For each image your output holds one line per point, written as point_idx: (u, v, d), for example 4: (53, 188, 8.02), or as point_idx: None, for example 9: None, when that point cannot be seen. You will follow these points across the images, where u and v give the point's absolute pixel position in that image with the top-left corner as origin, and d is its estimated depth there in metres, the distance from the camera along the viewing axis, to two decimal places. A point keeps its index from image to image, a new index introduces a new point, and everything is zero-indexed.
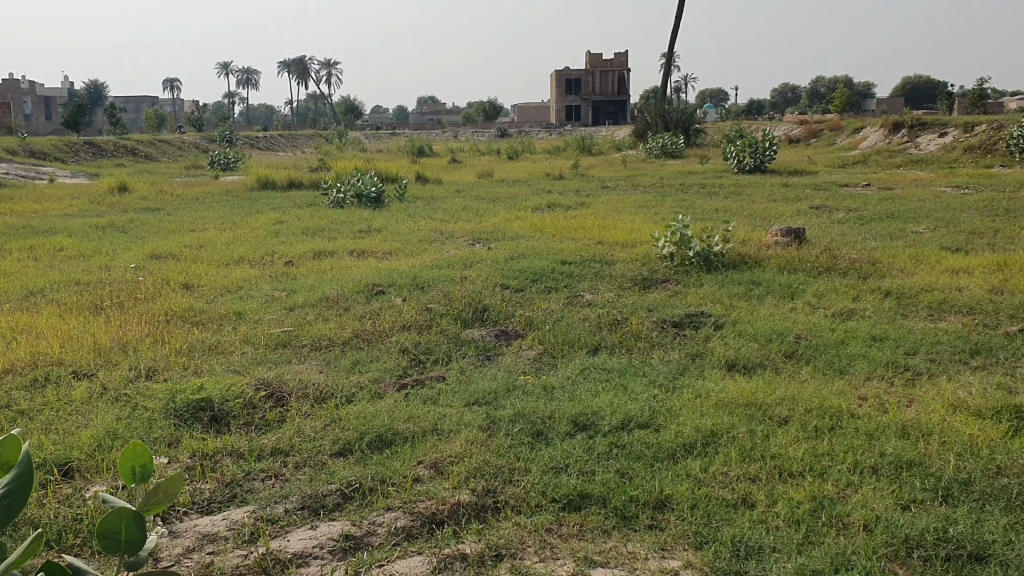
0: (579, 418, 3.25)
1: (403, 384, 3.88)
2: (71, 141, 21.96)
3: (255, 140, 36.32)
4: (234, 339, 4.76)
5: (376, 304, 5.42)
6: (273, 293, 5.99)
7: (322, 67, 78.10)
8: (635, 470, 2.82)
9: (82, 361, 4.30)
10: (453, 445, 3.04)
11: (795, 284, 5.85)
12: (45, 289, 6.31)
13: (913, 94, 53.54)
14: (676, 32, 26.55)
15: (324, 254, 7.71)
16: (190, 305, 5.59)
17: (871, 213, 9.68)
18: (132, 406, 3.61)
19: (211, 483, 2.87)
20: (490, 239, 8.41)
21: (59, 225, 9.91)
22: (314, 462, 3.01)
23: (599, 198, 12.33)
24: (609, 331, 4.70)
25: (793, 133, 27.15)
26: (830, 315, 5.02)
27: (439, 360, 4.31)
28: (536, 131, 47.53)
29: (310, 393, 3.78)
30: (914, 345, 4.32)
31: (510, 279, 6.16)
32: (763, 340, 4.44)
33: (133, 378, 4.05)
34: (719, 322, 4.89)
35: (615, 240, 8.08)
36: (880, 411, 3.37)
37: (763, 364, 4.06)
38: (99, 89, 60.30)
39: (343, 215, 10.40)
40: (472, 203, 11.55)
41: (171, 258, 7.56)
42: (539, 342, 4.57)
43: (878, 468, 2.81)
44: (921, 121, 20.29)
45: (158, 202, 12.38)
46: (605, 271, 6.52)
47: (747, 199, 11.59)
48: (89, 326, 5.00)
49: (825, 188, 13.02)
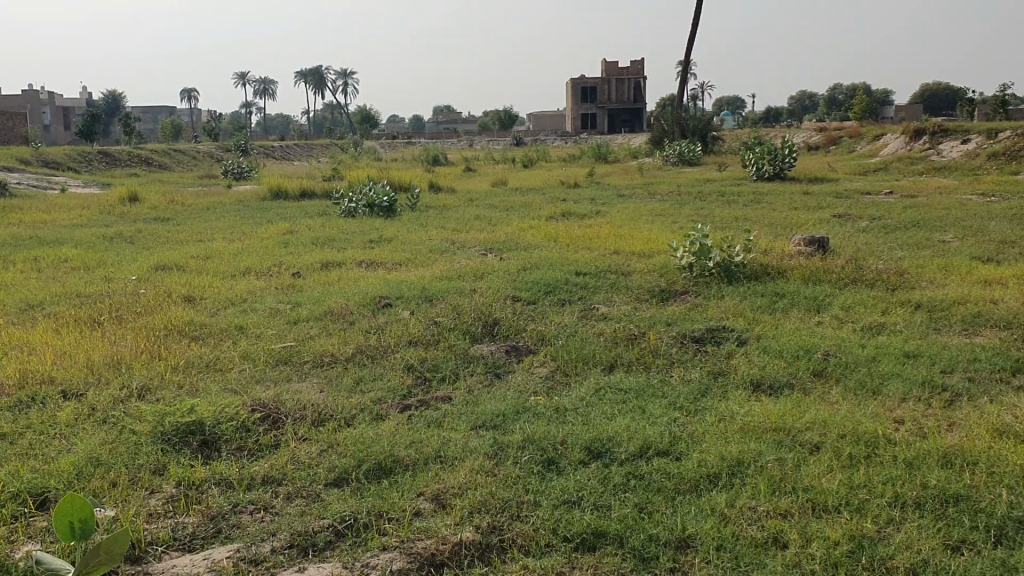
0: (594, 444, 3.02)
1: (406, 405, 3.66)
2: (85, 151, 21.95)
3: (270, 149, 36.36)
4: (233, 355, 4.56)
5: (383, 318, 5.21)
6: (277, 306, 5.79)
7: (338, 77, 78.37)
8: (655, 505, 2.59)
9: (74, 379, 4.10)
10: (456, 476, 2.81)
11: (820, 296, 5.60)
12: (44, 302, 6.13)
13: (931, 101, 53.06)
14: (692, 38, 26.26)
15: (333, 266, 7.51)
16: (191, 318, 5.40)
17: (895, 222, 9.38)
18: (119, 430, 3.41)
19: (194, 516, 2.66)
20: (502, 249, 8.21)
21: (66, 236, 9.77)
22: (307, 494, 2.80)
23: (614, 206, 12.12)
24: (625, 348, 4.47)
25: (811, 140, 26.84)
26: (858, 330, 4.77)
27: (445, 378, 4.09)
28: (552, 139, 47.33)
29: (308, 415, 3.56)
30: (951, 362, 4.06)
31: (522, 292, 5.94)
32: (788, 357, 4.19)
33: (124, 399, 3.84)
34: (742, 337, 4.64)
35: (631, 250, 7.84)
36: (918, 437, 3.12)
37: (790, 383, 3.82)
38: (117, 98, 60.58)
39: (354, 225, 10.20)
40: (485, 212, 11.34)
41: (176, 270, 7.40)
42: (552, 359, 4.35)
43: (922, 502, 2.57)
44: (943, 128, 19.94)
45: (168, 212, 12.25)
46: (621, 283, 6.30)
47: (766, 207, 11.32)
48: (84, 341, 4.81)
49: (847, 195, 12.72)
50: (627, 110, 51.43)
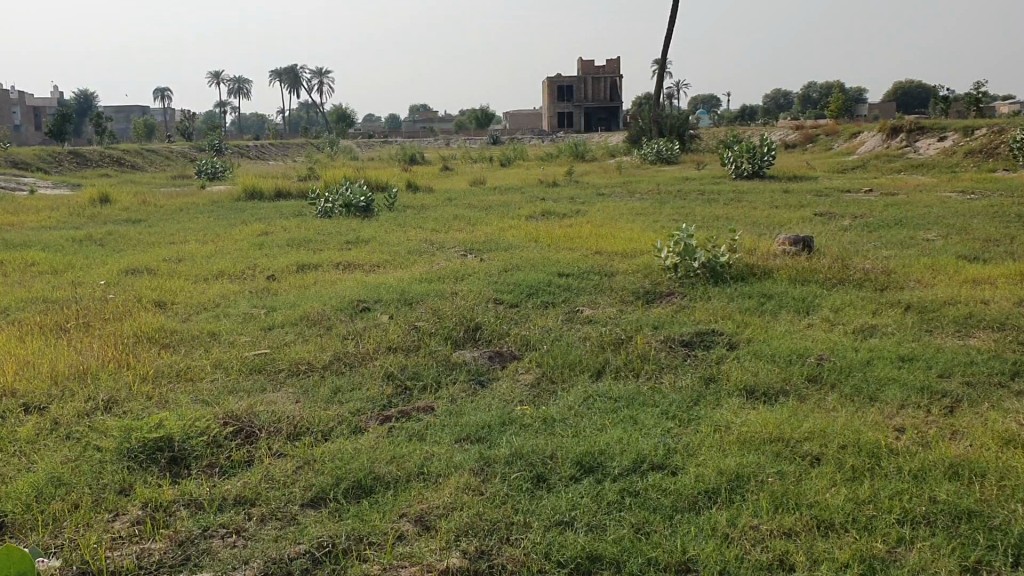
0: (584, 459, 2.87)
1: (386, 416, 3.49)
2: (55, 151, 21.57)
3: (245, 149, 35.99)
4: (205, 364, 4.37)
5: (361, 322, 5.05)
6: (252, 310, 5.61)
7: (313, 76, 77.92)
8: (652, 525, 2.45)
9: (37, 391, 3.90)
10: (441, 495, 2.66)
11: (808, 297, 5.49)
12: (8, 308, 5.91)
13: (905, 98, 53.47)
14: (669, 36, 26.19)
15: (310, 268, 7.32)
16: (162, 324, 5.20)
17: (877, 220, 9.32)
18: (83, 447, 3.22)
19: (161, 542, 2.49)
20: (482, 250, 8.05)
21: (35, 238, 9.51)
22: (282, 516, 2.64)
23: (595, 205, 12.00)
24: (612, 353, 4.32)
25: (788, 138, 26.87)
26: (849, 332, 4.65)
27: (426, 387, 3.93)
28: (529, 138, 47.20)
29: (283, 428, 3.39)
30: (948, 366, 3.95)
31: (503, 294, 5.78)
32: (781, 362, 4.07)
33: (90, 413, 3.65)
34: (732, 341, 4.50)
35: (614, 250, 7.71)
36: (922, 446, 3.00)
37: (785, 391, 3.69)
38: (89, 98, 59.83)
39: (331, 226, 10.00)
40: (464, 212, 11.18)
41: (147, 274, 7.18)
42: (537, 365, 4.20)
43: (931, 519, 2.44)
44: (920, 125, 19.99)
45: (140, 213, 11.99)
46: (605, 284, 6.16)
47: (747, 205, 11.24)
48: (49, 349, 4.61)
49: (827, 194, 12.65)
50: (605, 108, 51.40)
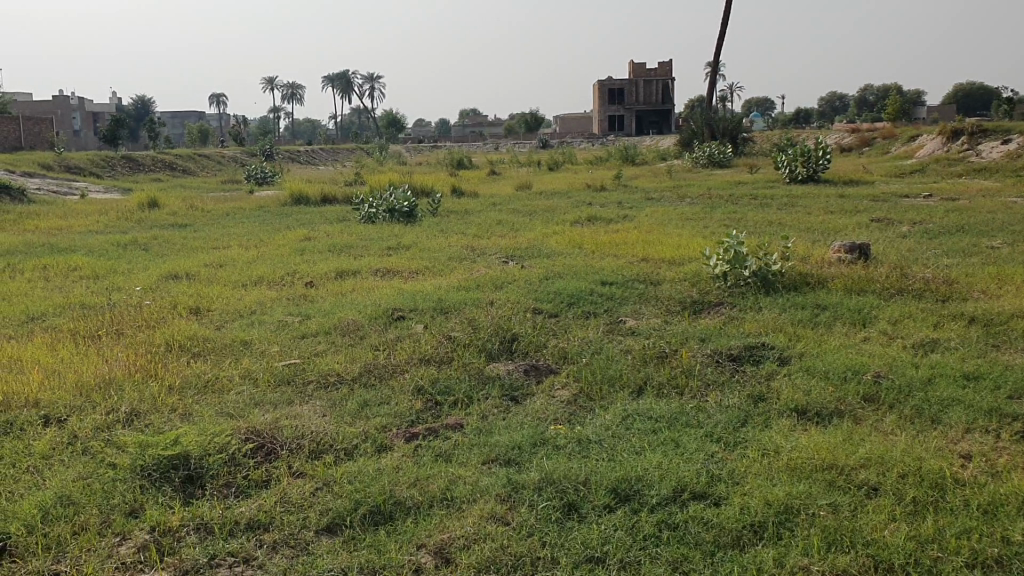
0: (619, 486, 2.68)
1: (412, 433, 3.32)
2: (109, 156, 21.90)
3: (296, 154, 36.31)
4: (233, 374, 4.25)
5: (395, 332, 4.90)
6: (286, 318, 5.50)
7: (365, 82, 78.65)
8: (691, 563, 2.24)
9: (59, 402, 3.81)
10: (463, 523, 2.47)
11: (865, 309, 5.21)
12: (45, 315, 5.88)
13: (966, 100, 52.14)
14: (721, 38, 25.77)
15: (349, 274, 7.20)
16: (195, 332, 5.10)
17: (938, 226, 8.95)
18: (98, 464, 3.10)
19: (164, 572, 2.34)
20: (524, 256, 7.87)
21: (81, 243, 9.56)
22: (294, 543, 2.47)
23: (642, 210, 11.75)
24: (654, 368, 4.11)
25: (844, 141, 26.28)
26: (909, 347, 4.37)
27: (458, 402, 3.75)
28: (579, 142, 46.94)
29: (305, 445, 3.23)
30: (1018, 385, 3.66)
31: (543, 303, 5.60)
32: (834, 380, 3.81)
33: (110, 427, 3.54)
34: (783, 355, 4.26)
35: (660, 257, 7.47)
36: (991, 476, 2.73)
37: (839, 411, 3.44)
38: (146, 104, 60.97)
39: (374, 231, 9.91)
40: (508, 217, 11.02)
41: (186, 279, 7.13)
42: (575, 379, 4.01)
43: (1004, 563, 2.19)
44: (982, 127, 19.36)
45: (187, 218, 12.04)
46: (650, 293, 5.94)
47: (800, 211, 10.91)
48: (78, 357, 4.53)
49: (884, 199, 12.23)
50: (655, 111, 50.94)
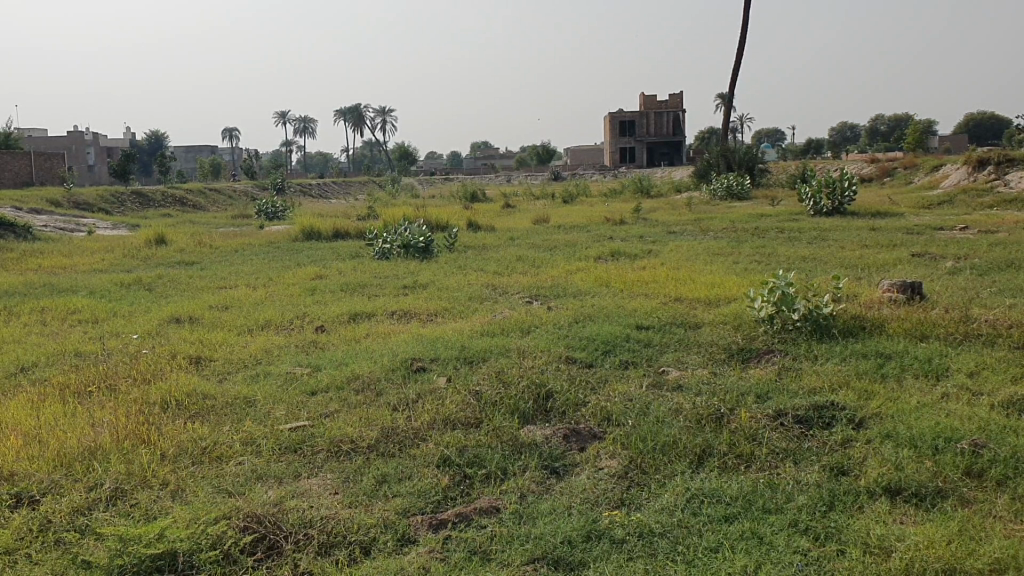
0: None
1: (440, 521, 2.83)
2: (119, 191, 21.66)
3: (309, 188, 36.05)
4: (233, 440, 3.75)
5: (415, 386, 4.42)
6: (294, 369, 5.02)
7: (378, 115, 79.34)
8: None
9: (35, 476, 3.32)
10: None
11: (937, 359, 4.67)
12: (35, 364, 5.42)
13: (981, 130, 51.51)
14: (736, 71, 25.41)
15: (363, 318, 6.72)
16: (193, 387, 4.61)
17: (985, 261, 8.41)
18: (70, 560, 2.62)
19: None
20: (548, 295, 7.41)
21: (83, 282, 9.15)
22: None
23: (667, 245, 11.27)
24: (712, 432, 3.60)
25: (865, 171, 25.77)
26: (998, 407, 3.83)
27: (490, 477, 3.27)
28: (591, 175, 46.53)
29: (315, 536, 2.74)
30: None
31: (576, 351, 5.10)
32: (925, 449, 3.29)
33: (89, 510, 3.05)
34: (857, 417, 3.75)
35: (695, 297, 6.97)
36: None
37: (941, 490, 2.93)
38: (160, 139, 61.01)
39: (386, 269, 9.45)
40: (526, 252, 10.58)
41: (188, 324, 6.67)
42: (623, 447, 3.50)
43: None
44: (1010, 157, 18.77)
45: (195, 255, 11.63)
46: (691, 338, 5.44)
47: (832, 245, 10.37)
48: (62, 420, 4.04)
49: (919, 231, 11.69)
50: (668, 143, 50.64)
